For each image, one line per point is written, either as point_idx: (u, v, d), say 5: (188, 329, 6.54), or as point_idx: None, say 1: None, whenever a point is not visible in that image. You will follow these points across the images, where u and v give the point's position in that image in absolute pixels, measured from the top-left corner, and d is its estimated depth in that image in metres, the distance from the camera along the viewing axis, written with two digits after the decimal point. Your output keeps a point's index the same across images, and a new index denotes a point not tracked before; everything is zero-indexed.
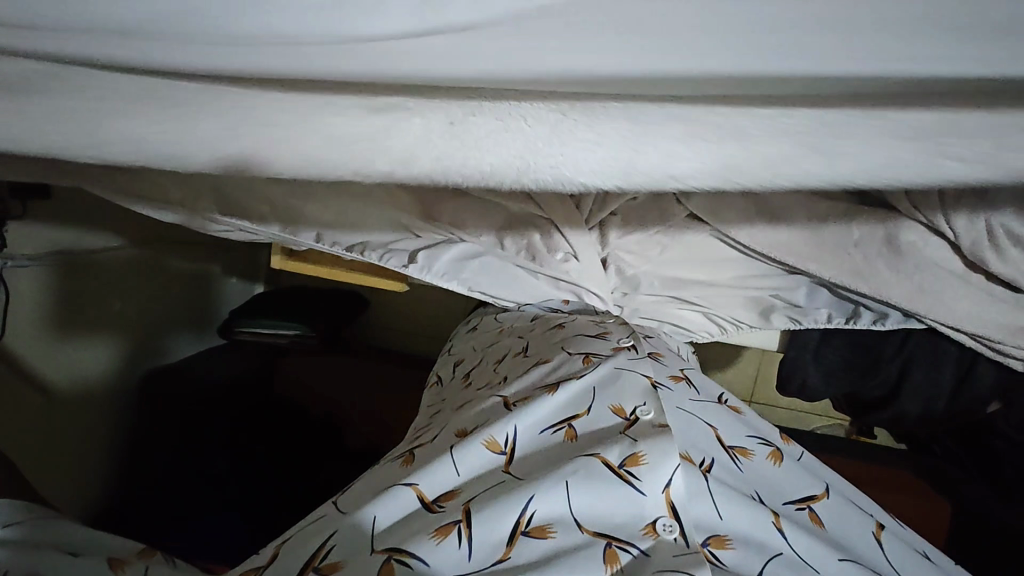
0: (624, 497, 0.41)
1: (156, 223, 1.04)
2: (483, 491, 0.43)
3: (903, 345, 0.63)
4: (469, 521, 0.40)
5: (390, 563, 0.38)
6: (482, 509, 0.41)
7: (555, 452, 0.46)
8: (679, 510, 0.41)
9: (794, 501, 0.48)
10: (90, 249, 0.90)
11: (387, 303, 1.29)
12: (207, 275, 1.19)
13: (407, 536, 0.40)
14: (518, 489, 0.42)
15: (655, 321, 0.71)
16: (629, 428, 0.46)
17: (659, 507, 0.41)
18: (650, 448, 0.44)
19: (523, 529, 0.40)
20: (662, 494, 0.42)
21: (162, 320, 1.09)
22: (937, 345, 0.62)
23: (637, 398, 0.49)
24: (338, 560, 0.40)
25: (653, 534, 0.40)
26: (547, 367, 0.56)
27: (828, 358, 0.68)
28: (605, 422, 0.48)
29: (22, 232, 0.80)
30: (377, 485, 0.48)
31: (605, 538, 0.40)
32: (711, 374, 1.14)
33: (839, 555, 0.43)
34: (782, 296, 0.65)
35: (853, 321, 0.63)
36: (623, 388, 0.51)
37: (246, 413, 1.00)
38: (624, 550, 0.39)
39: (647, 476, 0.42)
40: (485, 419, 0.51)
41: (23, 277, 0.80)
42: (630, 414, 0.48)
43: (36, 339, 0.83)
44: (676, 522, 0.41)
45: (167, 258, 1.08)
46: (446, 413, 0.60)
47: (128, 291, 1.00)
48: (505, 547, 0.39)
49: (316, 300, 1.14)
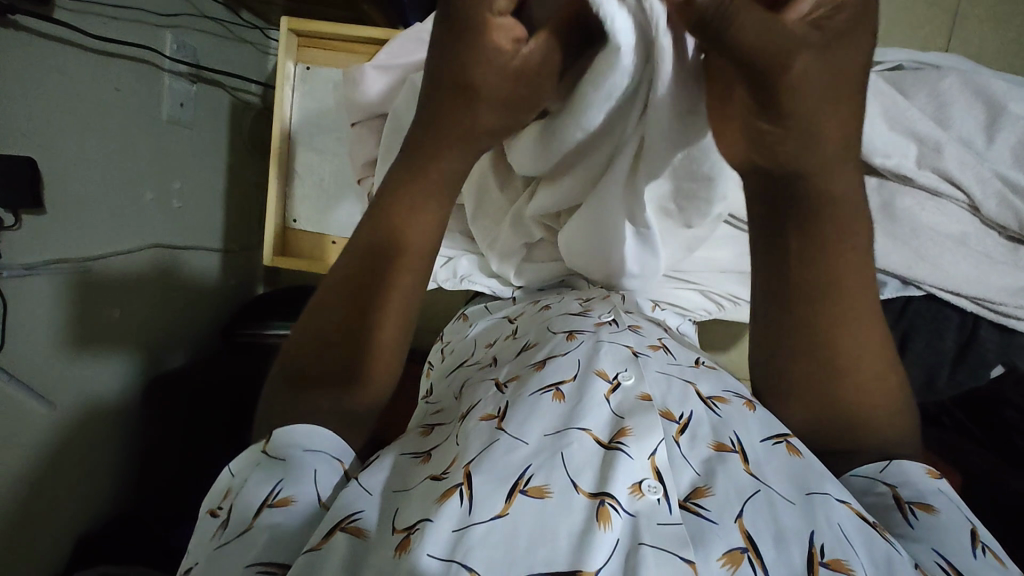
0: (618, 465, 0.40)
1: (150, 223, 1.03)
2: (478, 450, 0.41)
3: (903, 312, 0.66)
4: (471, 483, 0.39)
5: (408, 537, 0.37)
6: (480, 471, 0.39)
7: (544, 409, 0.44)
8: (664, 474, 0.41)
9: (773, 433, 0.46)
10: (96, 253, 0.92)
11: None
12: (205, 283, 1.21)
13: (417, 507, 0.39)
14: (516, 449, 0.41)
15: None
16: (613, 392, 0.46)
17: (643, 471, 0.41)
18: (635, 421, 0.43)
19: (521, 489, 0.38)
20: (648, 460, 0.41)
21: (172, 329, 1.13)
22: (930, 309, 0.66)
23: (617, 364, 0.49)
24: (362, 524, 0.39)
25: (639, 493, 0.39)
26: (531, 346, 0.55)
27: None
28: (592, 384, 0.46)
29: (17, 242, 0.78)
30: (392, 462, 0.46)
31: (600, 496, 0.38)
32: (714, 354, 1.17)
33: (808, 487, 0.41)
34: None
35: None
36: (601, 353, 0.50)
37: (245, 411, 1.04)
38: (613, 508, 0.38)
39: (634, 443, 0.41)
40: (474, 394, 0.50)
41: (19, 287, 0.79)
42: (612, 378, 0.48)
43: (48, 351, 0.85)
44: (660, 484, 0.40)
45: (170, 266, 1.10)
46: (444, 395, 0.57)
47: (128, 299, 1.00)
48: (503, 502, 0.37)
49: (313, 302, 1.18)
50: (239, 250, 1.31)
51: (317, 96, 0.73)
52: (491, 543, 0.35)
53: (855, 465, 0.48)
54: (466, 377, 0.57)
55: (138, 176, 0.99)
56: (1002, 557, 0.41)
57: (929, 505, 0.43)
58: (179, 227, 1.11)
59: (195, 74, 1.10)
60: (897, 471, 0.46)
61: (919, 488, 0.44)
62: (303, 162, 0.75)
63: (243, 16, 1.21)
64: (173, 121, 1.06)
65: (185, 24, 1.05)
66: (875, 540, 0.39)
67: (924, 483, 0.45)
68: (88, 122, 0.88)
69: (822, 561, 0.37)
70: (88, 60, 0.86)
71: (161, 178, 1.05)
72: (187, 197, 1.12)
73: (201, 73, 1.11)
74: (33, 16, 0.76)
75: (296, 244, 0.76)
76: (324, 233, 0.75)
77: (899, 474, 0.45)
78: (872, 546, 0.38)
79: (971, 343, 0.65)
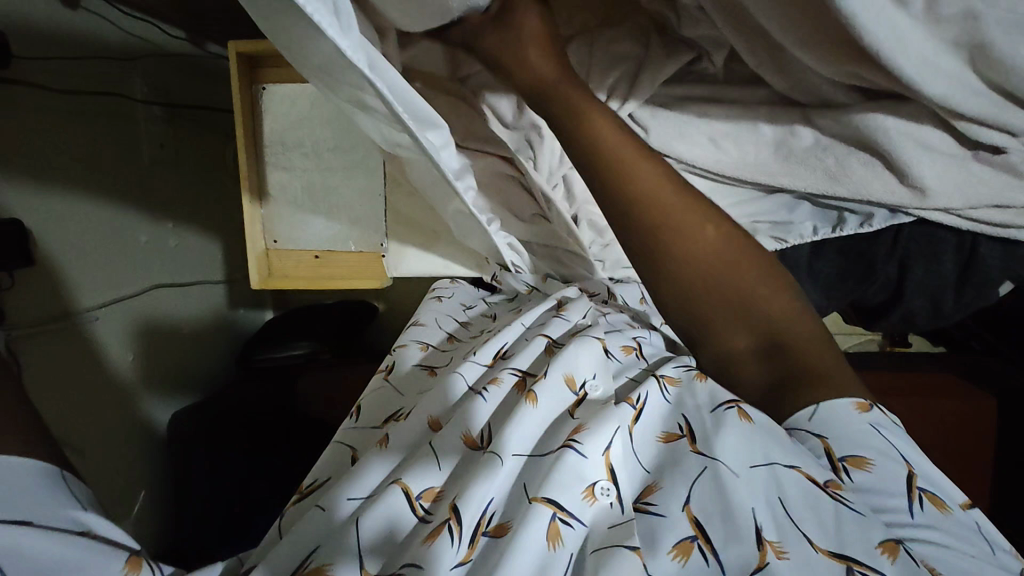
0: (569, 465, 0.42)
1: (150, 267, 1.05)
2: (471, 479, 0.43)
3: (897, 240, 0.63)
4: (458, 519, 0.41)
5: None
6: (466, 505, 0.41)
7: (521, 419, 0.46)
8: (618, 472, 0.43)
9: (724, 402, 0.46)
10: (102, 299, 0.93)
11: (402, 305, 1.39)
12: (212, 314, 1.23)
13: (402, 555, 0.41)
14: (498, 475, 0.43)
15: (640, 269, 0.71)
16: (579, 405, 0.49)
17: (597, 471, 0.43)
18: (591, 419, 0.46)
19: (484, 531, 0.42)
20: (602, 456, 0.43)
21: (182, 366, 1.13)
22: (926, 237, 0.62)
23: (588, 369, 0.51)
24: (323, 565, 0.40)
25: (592, 497, 0.42)
26: (505, 357, 0.56)
27: (823, 273, 0.66)
28: (561, 392, 0.49)
29: (16, 303, 0.78)
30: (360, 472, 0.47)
31: (551, 508, 0.41)
32: None
33: (754, 460, 0.42)
34: (763, 220, 0.65)
35: (840, 228, 0.63)
36: (578, 355, 0.52)
37: (254, 424, 1.04)
38: (564, 523, 0.41)
39: (589, 437, 0.44)
40: (449, 399, 0.52)
41: (27, 344, 0.79)
42: (579, 387, 0.50)
43: (66, 407, 0.85)
44: (614, 484, 0.43)
45: (169, 305, 1.10)
46: (412, 395, 0.57)
47: (137, 342, 1.01)
48: (468, 548, 0.41)
49: (321, 323, 1.23)
50: (244, 279, 1.33)
51: (281, 114, 0.72)
52: None
53: (792, 411, 0.47)
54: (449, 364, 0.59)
55: (129, 223, 1.01)
56: (942, 500, 0.42)
57: (863, 457, 0.43)
58: (179, 265, 1.13)
59: (169, 113, 1.11)
60: (824, 419, 0.45)
61: (844, 424, 0.44)
62: (274, 181, 0.74)
63: (207, 47, 1.22)
64: (155, 164, 1.07)
65: (147, 66, 1.06)
66: (823, 505, 0.40)
67: (855, 423, 0.45)
68: (72, 177, 0.89)
69: (764, 541, 0.38)
70: (60, 116, 0.87)
71: (148, 219, 1.05)
72: (181, 237, 1.14)
73: (177, 111, 1.12)
74: None
75: (280, 261, 0.77)
76: (306, 248, 0.76)
77: (833, 428, 0.45)
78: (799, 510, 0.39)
79: (974, 265, 0.62)
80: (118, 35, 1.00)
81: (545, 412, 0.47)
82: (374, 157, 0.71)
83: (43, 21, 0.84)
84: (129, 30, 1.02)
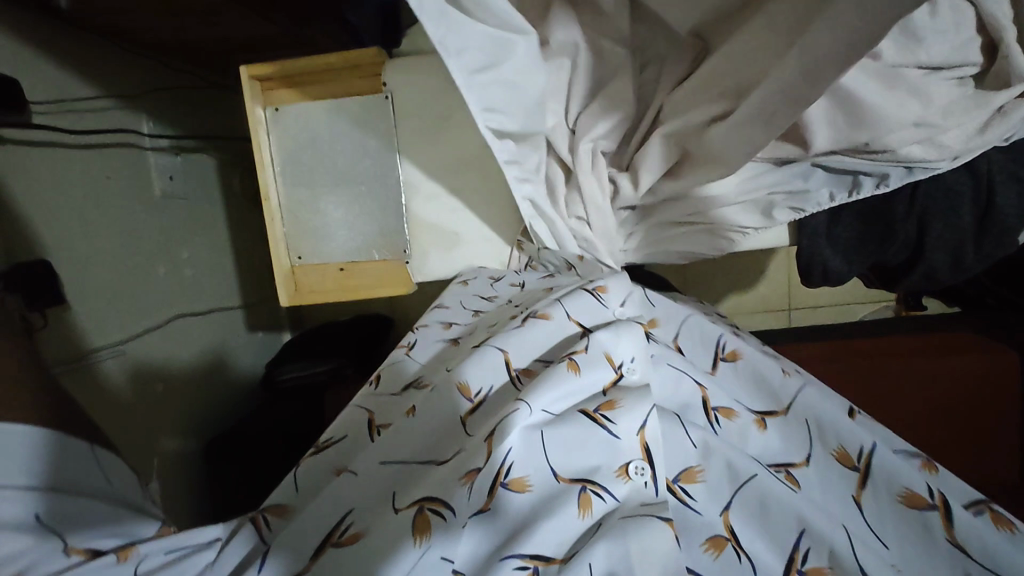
0: (605, 447, 0.48)
1: (171, 295, 1.07)
2: (500, 421, 0.46)
3: (914, 198, 0.64)
4: (487, 467, 0.44)
5: (423, 519, 0.42)
6: (498, 447, 0.44)
7: (560, 381, 0.49)
8: (652, 451, 0.48)
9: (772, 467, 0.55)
10: (130, 330, 0.95)
11: (420, 314, 1.41)
12: (232, 336, 1.24)
13: (426, 490, 0.45)
14: (524, 416, 0.46)
15: (665, 248, 0.72)
16: (614, 383, 0.52)
17: (633, 450, 0.48)
18: (624, 397, 0.50)
19: (502, 481, 0.44)
20: (636, 437, 0.48)
21: (209, 389, 1.14)
22: (942, 191, 0.64)
23: (627, 352, 0.54)
24: (355, 530, 0.45)
25: (626, 476, 0.47)
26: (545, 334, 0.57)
27: (844, 238, 0.67)
28: (601, 367, 0.52)
29: (50, 340, 0.78)
30: (385, 445, 0.50)
31: (580, 482, 0.46)
32: (744, 293, 1.27)
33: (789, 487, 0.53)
34: (780, 191, 0.63)
35: (856, 192, 0.63)
36: (620, 336, 0.54)
37: (288, 437, 1.06)
38: (595, 495, 0.46)
39: (622, 418, 0.49)
40: (476, 372, 0.54)
41: (67, 377, 0.80)
42: (618, 366, 0.53)
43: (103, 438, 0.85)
44: (648, 464, 0.48)
45: (189, 330, 1.10)
46: (439, 369, 0.59)
47: (167, 368, 1.02)
48: (485, 498, 0.44)
49: (343, 339, 1.25)
50: (261, 302, 1.35)
51: (292, 135, 0.74)
52: (478, 533, 0.43)
53: None
54: (474, 332, 0.64)
55: (147, 253, 1.02)
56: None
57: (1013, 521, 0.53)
58: (198, 293, 1.15)
59: (177, 145, 1.13)
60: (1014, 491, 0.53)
61: None
62: (291, 199, 0.75)
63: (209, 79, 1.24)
64: (168, 196, 1.09)
65: (154, 101, 1.08)
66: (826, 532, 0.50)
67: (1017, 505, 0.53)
68: (92, 215, 0.91)
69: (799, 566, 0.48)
70: (75, 156, 0.88)
71: (166, 250, 1.07)
72: (199, 265, 1.16)
73: (184, 143, 1.14)
74: (14, 128, 0.78)
75: (304, 274, 0.78)
76: (330, 261, 0.77)
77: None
78: (854, 539, 0.51)
79: (993, 213, 0.63)
80: (123, 74, 1.02)
81: (586, 384, 0.51)
82: (391, 168, 0.73)
83: (55, 60, 0.86)
84: (136, 65, 1.04)
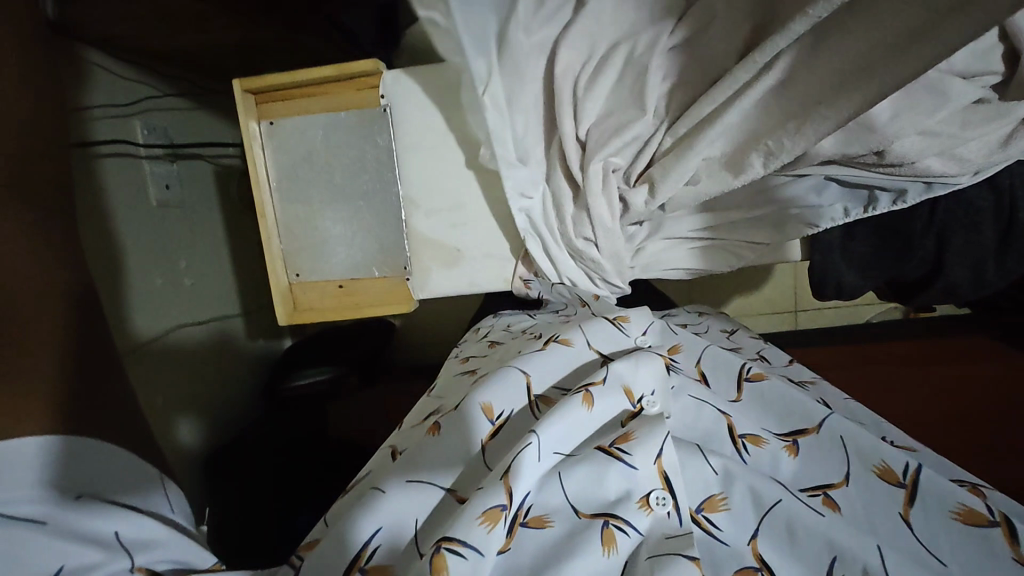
0: (615, 472, 0.47)
1: (171, 306, 1.05)
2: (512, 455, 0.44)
3: (933, 213, 0.62)
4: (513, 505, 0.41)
5: (440, 557, 0.38)
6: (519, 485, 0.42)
7: (573, 414, 0.48)
8: (672, 482, 0.48)
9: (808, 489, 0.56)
10: (129, 344, 0.93)
11: (421, 320, 1.39)
12: (231, 344, 1.22)
13: (451, 525, 0.41)
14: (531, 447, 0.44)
15: (672, 269, 0.71)
16: (634, 416, 0.52)
17: (652, 481, 0.48)
18: (640, 429, 0.49)
19: (521, 521, 0.43)
20: (654, 465, 0.48)
21: (209, 398, 1.12)
22: (961, 204, 0.62)
23: (647, 384, 0.53)
24: (383, 564, 0.42)
25: (648, 507, 0.47)
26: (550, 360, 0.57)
27: (857, 253, 0.65)
28: (618, 397, 0.52)
29: None
30: (414, 462, 0.47)
31: (601, 517, 0.45)
32: (750, 296, 1.25)
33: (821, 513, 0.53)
34: (794, 204, 0.61)
35: (871, 207, 0.61)
36: (638, 366, 0.53)
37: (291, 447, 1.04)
38: (619, 531, 0.45)
39: (637, 449, 0.48)
40: (500, 389, 0.52)
41: None
42: (637, 399, 0.52)
43: None
44: (668, 494, 0.47)
45: (190, 339, 1.09)
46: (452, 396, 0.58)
47: (166, 379, 0.99)
48: (505, 538, 0.41)
49: (340, 348, 1.23)
50: (260, 309, 1.34)
51: (288, 148, 0.72)
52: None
53: None
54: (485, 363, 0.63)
55: (146, 263, 1.00)
56: None
57: None
58: (197, 302, 1.13)
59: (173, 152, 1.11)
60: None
61: None
62: (289, 213, 0.74)
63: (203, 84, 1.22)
64: (165, 204, 1.07)
65: (149, 109, 1.06)
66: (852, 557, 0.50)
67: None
68: (89, 228, 0.89)
69: None
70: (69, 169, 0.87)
71: (164, 259, 1.05)
72: (198, 274, 1.14)
73: (180, 150, 1.12)
74: None
75: (303, 290, 0.76)
76: (330, 278, 0.75)
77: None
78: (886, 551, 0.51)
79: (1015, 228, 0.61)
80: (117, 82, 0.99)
81: (597, 415, 0.49)
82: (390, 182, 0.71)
83: None
84: (129, 73, 1.02)
